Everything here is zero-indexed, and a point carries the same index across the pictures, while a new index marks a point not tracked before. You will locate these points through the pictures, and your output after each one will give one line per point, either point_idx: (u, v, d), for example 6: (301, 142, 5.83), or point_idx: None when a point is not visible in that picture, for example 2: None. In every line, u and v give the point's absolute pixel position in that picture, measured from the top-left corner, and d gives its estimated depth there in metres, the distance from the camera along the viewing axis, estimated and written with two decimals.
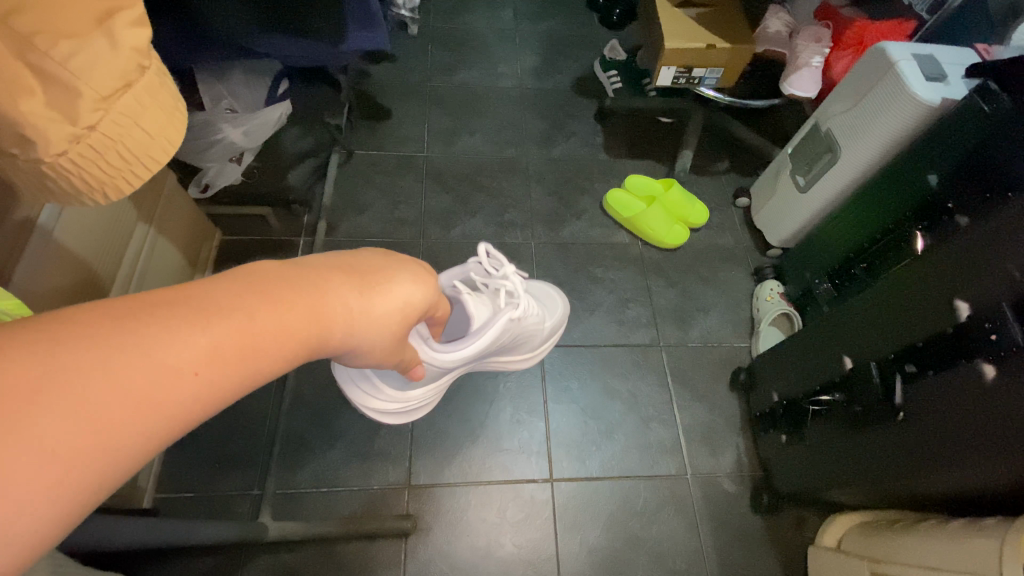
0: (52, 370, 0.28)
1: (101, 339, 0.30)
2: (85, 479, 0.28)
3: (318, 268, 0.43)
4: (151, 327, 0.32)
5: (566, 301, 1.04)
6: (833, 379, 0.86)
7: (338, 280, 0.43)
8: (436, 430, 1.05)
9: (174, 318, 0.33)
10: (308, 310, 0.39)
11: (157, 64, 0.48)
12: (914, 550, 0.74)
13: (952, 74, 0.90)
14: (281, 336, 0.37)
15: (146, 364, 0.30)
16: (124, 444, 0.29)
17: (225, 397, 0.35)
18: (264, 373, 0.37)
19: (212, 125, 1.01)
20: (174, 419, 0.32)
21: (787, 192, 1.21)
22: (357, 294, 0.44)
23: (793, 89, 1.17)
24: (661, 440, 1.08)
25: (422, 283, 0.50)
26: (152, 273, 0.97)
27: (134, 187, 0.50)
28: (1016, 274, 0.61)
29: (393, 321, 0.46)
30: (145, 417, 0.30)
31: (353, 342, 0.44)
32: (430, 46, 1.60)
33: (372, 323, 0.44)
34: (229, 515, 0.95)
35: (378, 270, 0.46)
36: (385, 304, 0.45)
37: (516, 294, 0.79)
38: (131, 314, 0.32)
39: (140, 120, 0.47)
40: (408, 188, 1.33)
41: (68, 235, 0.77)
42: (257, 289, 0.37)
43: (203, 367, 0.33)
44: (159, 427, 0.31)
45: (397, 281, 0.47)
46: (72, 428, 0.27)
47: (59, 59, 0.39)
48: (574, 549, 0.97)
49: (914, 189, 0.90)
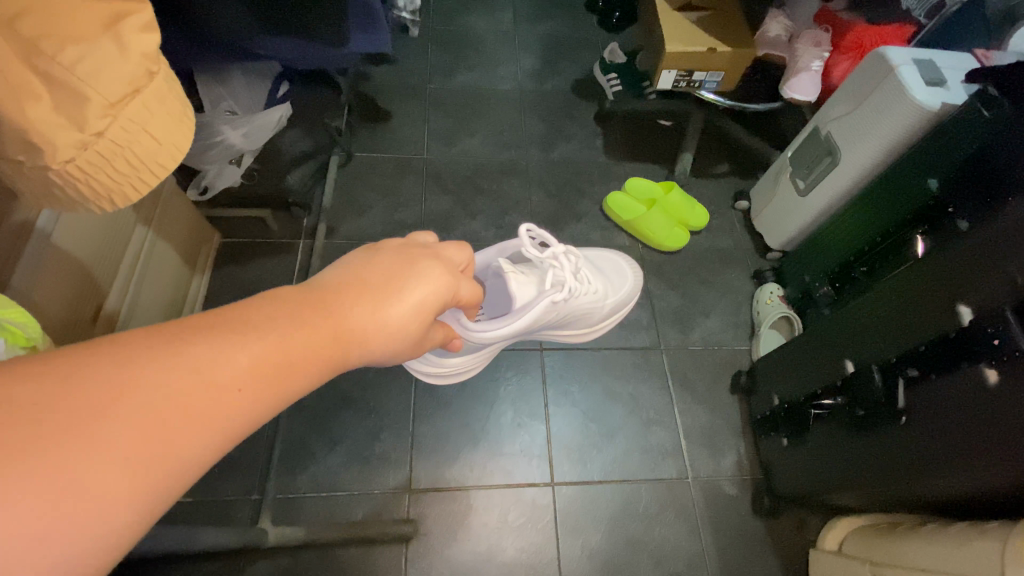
0: (130, 384, 0.30)
1: (169, 352, 0.32)
2: (151, 493, 0.29)
3: (350, 280, 0.45)
4: (212, 340, 0.34)
5: (635, 279, 1.03)
6: (833, 383, 0.86)
7: (363, 289, 0.44)
8: (437, 434, 1.04)
9: (230, 332, 0.35)
10: (341, 322, 0.41)
11: (167, 70, 0.47)
12: (916, 554, 0.74)
13: (951, 78, 0.90)
14: (319, 349, 0.39)
15: (210, 374, 0.33)
16: (196, 448, 0.31)
17: (270, 412, 0.36)
18: (305, 388, 0.39)
19: (211, 126, 1.00)
20: (237, 424, 0.34)
21: (786, 196, 1.21)
22: (385, 300, 0.45)
23: (793, 93, 1.17)
24: (662, 443, 1.08)
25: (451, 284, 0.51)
26: (149, 277, 0.97)
27: (140, 194, 0.49)
28: (1017, 279, 0.61)
29: (416, 326, 0.47)
30: (211, 424, 0.32)
31: (376, 353, 0.45)
32: (430, 48, 1.60)
33: (396, 331, 0.45)
34: (227, 520, 0.94)
35: (400, 273, 0.47)
36: (410, 307, 0.46)
37: (563, 278, 0.79)
38: (194, 328, 0.34)
39: (149, 126, 0.46)
40: (407, 190, 1.33)
41: (66, 239, 0.76)
42: (293, 305, 0.39)
43: (251, 382, 0.34)
44: (224, 432, 0.33)
45: (418, 287, 0.47)
46: (138, 443, 0.29)
47: (66, 65, 0.38)
48: (575, 554, 0.97)
49: (912, 193, 0.90)
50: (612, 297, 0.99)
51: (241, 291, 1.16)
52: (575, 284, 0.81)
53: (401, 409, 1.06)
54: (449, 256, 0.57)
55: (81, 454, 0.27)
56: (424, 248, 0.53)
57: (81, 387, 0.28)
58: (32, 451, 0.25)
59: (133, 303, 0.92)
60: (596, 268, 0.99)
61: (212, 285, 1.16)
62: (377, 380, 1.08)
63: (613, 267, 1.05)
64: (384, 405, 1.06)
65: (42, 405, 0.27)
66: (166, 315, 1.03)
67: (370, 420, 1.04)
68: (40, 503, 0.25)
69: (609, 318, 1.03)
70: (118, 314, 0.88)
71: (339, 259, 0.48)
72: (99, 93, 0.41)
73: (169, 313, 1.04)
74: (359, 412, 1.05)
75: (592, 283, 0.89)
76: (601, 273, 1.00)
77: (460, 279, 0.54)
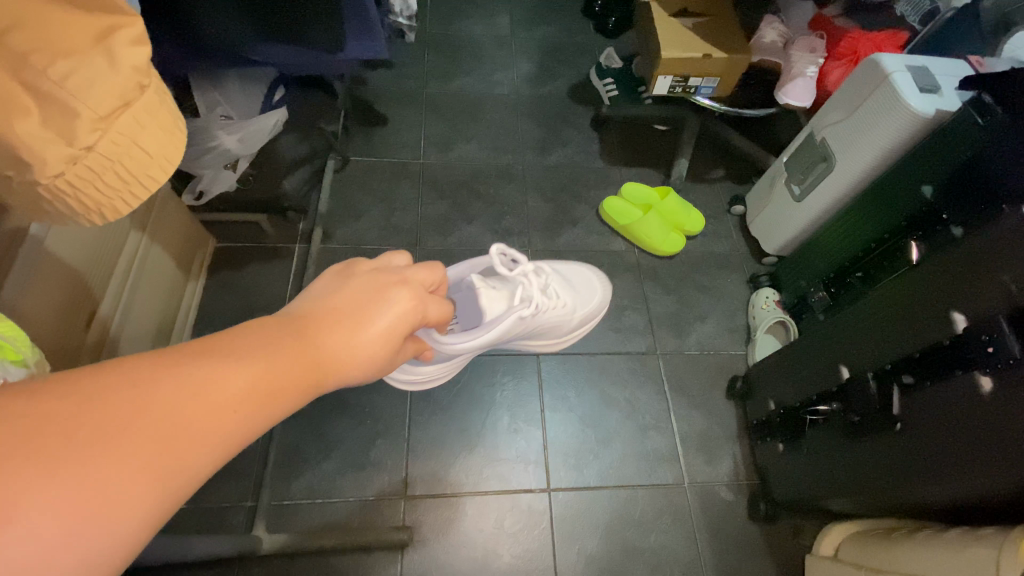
0: (138, 403, 0.32)
1: (171, 375, 0.35)
2: (151, 509, 0.31)
3: (330, 308, 0.49)
4: (210, 363, 0.37)
5: (603, 293, 1.05)
6: (829, 389, 0.86)
7: (337, 318, 0.48)
8: (433, 439, 1.04)
9: (224, 356, 0.38)
10: (320, 349, 0.45)
11: (158, 81, 0.46)
12: (912, 561, 0.74)
13: (945, 85, 0.91)
14: (301, 374, 0.42)
15: (209, 394, 0.36)
16: (196, 462, 0.34)
17: (256, 433, 0.39)
18: (287, 411, 0.42)
19: (207, 131, 1.01)
20: (232, 441, 0.37)
21: (782, 201, 1.21)
22: (358, 327, 0.49)
23: (788, 98, 1.16)
24: (658, 449, 1.08)
25: (422, 308, 0.56)
26: (143, 283, 0.96)
27: (131, 207, 0.49)
28: (1011, 287, 0.61)
29: (386, 350, 0.51)
30: (211, 439, 0.35)
31: (348, 378, 0.48)
32: (426, 52, 1.60)
33: (367, 356, 0.49)
34: (222, 528, 0.93)
35: (373, 301, 0.52)
36: (380, 332, 0.50)
37: (530, 294, 0.80)
38: (191, 353, 0.37)
39: (139, 139, 0.46)
40: (404, 195, 1.33)
41: (59, 245, 0.76)
42: (279, 333, 0.43)
43: (243, 404, 0.37)
44: (221, 448, 0.36)
45: (390, 309, 0.52)
46: (144, 461, 0.31)
47: (56, 78, 0.38)
48: (572, 560, 0.97)
49: (907, 200, 0.91)
50: (582, 309, 1.00)
51: (237, 296, 1.15)
52: (542, 301, 0.82)
53: (397, 415, 1.05)
54: (420, 277, 0.59)
55: (94, 471, 0.29)
56: (393, 274, 0.57)
57: (94, 409, 0.31)
58: (52, 468, 0.28)
59: (127, 309, 0.92)
60: (568, 281, 0.99)
61: (207, 291, 1.15)
62: (372, 386, 1.07)
63: (585, 281, 1.04)
64: (379, 411, 1.05)
65: (61, 426, 0.29)
66: (160, 322, 1.02)
67: (366, 426, 1.04)
68: (57, 517, 0.27)
69: (579, 329, 1.04)
70: (111, 320, 0.88)
71: (307, 289, 0.53)
72: (88, 108, 0.40)
73: (163, 320, 1.03)
74: (354, 418, 1.04)
75: (561, 297, 0.91)
76: (573, 285, 1.00)
77: (431, 302, 0.58)
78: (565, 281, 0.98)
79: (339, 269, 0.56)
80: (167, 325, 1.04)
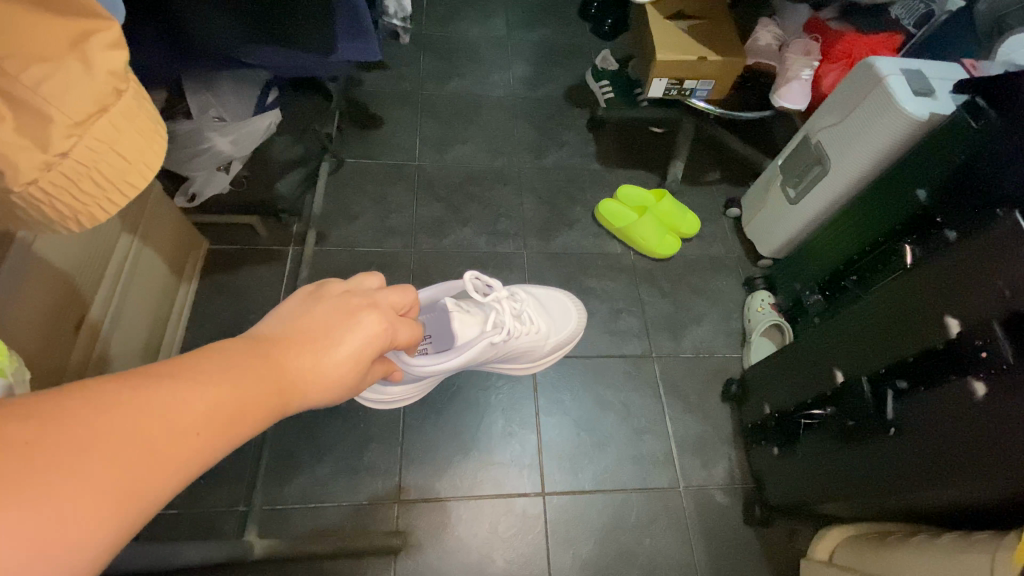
0: (103, 424, 0.32)
1: (137, 396, 0.35)
2: (107, 534, 0.30)
3: (297, 332, 0.49)
4: (177, 385, 0.37)
5: (581, 317, 1.06)
6: (825, 393, 0.86)
7: (301, 343, 0.48)
8: (427, 443, 1.03)
9: (192, 377, 0.38)
10: (282, 372, 0.45)
11: (137, 86, 0.46)
12: (907, 565, 0.74)
13: (939, 88, 0.91)
14: (264, 396, 0.42)
15: (175, 415, 0.36)
16: (162, 481, 0.34)
17: (217, 458, 0.39)
18: (249, 434, 0.41)
19: (200, 133, 1.00)
20: (199, 460, 0.37)
21: (777, 204, 1.21)
22: (322, 351, 0.49)
23: (782, 102, 1.18)
24: (653, 452, 1.07)
25: (388, 328, 0.57)
26: (135, 285, 0.95)
27: (110, 215, 0.48)
28: (1005, 292, 0.61)
29: (352, 372, 0.51)
30: (177, 459, 0.35)
31: (311, 401, 0.48)
32: (422, 54, 1.59)
33: (333, 378, 0.49)
34: (213, 533, 0.92)
35: (339, 324, 0.52)
36: (346, 355, 0.51)
37: (503, 321, 0.83)
38: (157, 374, 0.37)
39: (116, 145, 0.45)
40: (399, 197, 1.32)
41: (49, 248, 0.75)
42: (244, 357, 0.43)
43: (206, 427, 0.37)
44: (187, 468, 0.36)
45: (358, 331, 0.53)
46: (105, 483, 0.31)
47: (30, 84, 0.38)
48: (566, 565, 0.96)
49: (901, 203, 0.91)
50: (560, 335, 1.01)
51: (230, 299, 1.15)
52: (514, 327, 0.85)
53: (390, 418, 1.05)
54: (387, 299, 0.60)
55: (53, 493, 0.28)
56: (363, 297, 0.57)
57: (60, 429, 0.30)
58: (8, 489, 0.27)
59: (119, 311, 0.91)
60: (543, 306, 1.02)
61: (199, 293, 1.14)
62: None
63: (561, 304, 1.05)
64: (373, 415, 1.05)
65: (25, 446, 0.28)
66: (152, 325, 1.01)
67: (359, 430, 1.03)
68: (15, 541, 0.26)
69: (555, 355, 1.06)
70: (102, 324, 0.87)
71: (276, 309, 0.53)
72: (62, 113, 0.40)
73: (156, 323, 1.02)
74: (347, 422, 1.04)
75: (535, 320, 0.94)
76: (548, 310, 1.02)
77: (398, 327, 0.59)
78: (540, 305, 1.00)
79: (309, 290, 0.56)
80: (160, 329, 1.03)
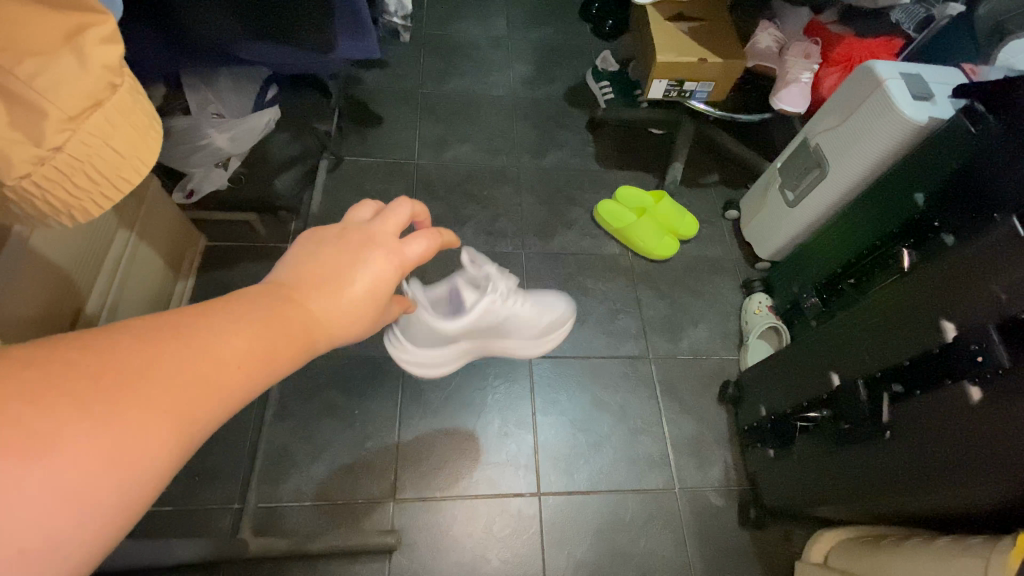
0: (127, 364, 0.29)
1: (160, 336, 0.32)
2: (150, 470, 0.29)
3: (317, 267, 0.43)
4: (199, 325, 0.34)
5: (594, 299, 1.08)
6: (820, 396, 0.85)
7: (316, 282, 0.41)
8: (423, 441, 1.03)
9: (212, 318, 0.35)
10: (308, 313, 0.40)
11: (132, 81, 0.45)
12: (900, 566, 0.74)
13: (938, 93, 0.91)
14: (293, 336, 0.38)
15: (204, 354, 0.33)
16: (199, 416, 0.32)
17: (254, 395, 0.36)
18: (284, 373, 0.38)
19: (198, 129, 1.00)
20: (235, 397, 0.34)
21: (775, 206, 1.21)
22: (339, 288, 0.42)
23: (782, 104, 1.17)
24: (648, 453, 1.07)
25: (416, 257, 0.48)
26: (131, 281, 0.95)
27: (102, 209, 0.48)
28: (1003, 296, 0.62)
29: (374, 310, 0.44)
30: (214, 394, 0.33)
31: (344, 339, 0.43)
32: (422, 53, 1.59)
33: (356, 317, 0.43)
34: (208, 530, 0.92)
35: (347, 261, 0.43)
36: (364, 291, 0.43)
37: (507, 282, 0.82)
38: (177, 315, 0.34)
39: (111, 140, 0.44)
40: (397, 195, 1.32)
41: (45, 243, 0.75)
42: (264, 297, 0.39)
43: (236, 364, 0.34)
44: (224, 403, 0.33)
45: (378, 260, 0.44)
46: (138, 423, 0.29)
47: (23, 78, 0.37)
48: (561, 565, 0.96)
49: (899, 207, 0.91)
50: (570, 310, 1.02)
51: (227, 297, 1.14)
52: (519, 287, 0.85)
53: (386, 417, 1.05)
54: (389, 226, 0.48)
55: (94, 427, 0.27)
56: (362, 228, 0.46)
57: (82, 372, 0.28)
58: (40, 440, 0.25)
59: (115, 308, 0.90)
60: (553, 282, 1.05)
61: (196, 290, 1.14)
62: (363, 388, 1.07)
63: None
64: (369, 413, 1.05)
65: (58, 384, 0.27)
66: None
67: (355, 428, 1.03)
68: (53, 486, 0.25)
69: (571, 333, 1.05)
70: (98, 319, 0.86)
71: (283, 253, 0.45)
72: (56, 107, 0.40)
73: None
74: (343, 420, 1.04)
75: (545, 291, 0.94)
76: None
77: (406, 251, 0.46)
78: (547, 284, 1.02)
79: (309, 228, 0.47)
80: None
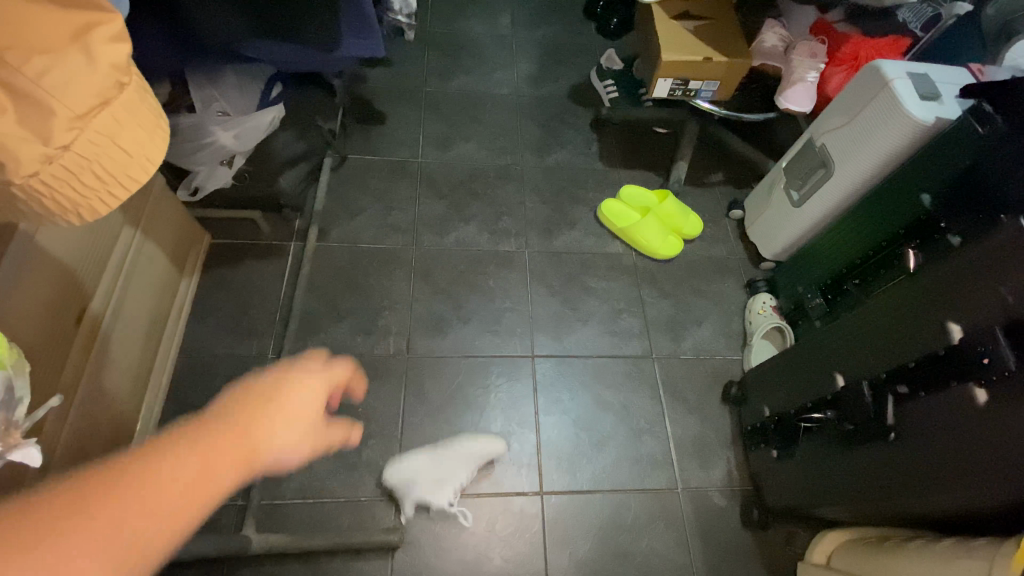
0: (44, 521, 0.28)
1: (80, 488, 0.30)
2: None
3: (248, 391, 0.41)
4: (123, 467, 0.32)
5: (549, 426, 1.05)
6: (824, 397, 0.85)
7: (251, 407, 0.40)
8: (426, 440, 1.03)
9: (137, 456, 0.33)
10: (245, 436, 0.38)
11: (140, 79, 0.46)
12: (904, 568, 0.74)
13: (945, 93, 0.91)
14: (229, 465, 0.36)
15: (130, 498, 0.31)
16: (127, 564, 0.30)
17: (189, 534, 0.34)
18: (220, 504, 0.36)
19: (203, 127, 1.00)
20: (168, 539, 0.32)
21: (781, 206, 1.21)
22: (273, 412, 0.41)
23: (788, 103, 1.16)
24: (651, 453, 1.07)
25: (341, 374, 0.48)
26: (136, 278, 0.96)
27: (108, 207, 0.48)
28: (1009, 298, 0.61)
29: (314, 430, 0.43)
30: (145, 540, 0.31)
31: (287, 461, 0.40)
32: (427, 51, 1.59)
33: (295, 438, 0.41)
34: (212, 526, 0.93)
35: (276, 388, 0.42)
36: (295, 414, 0.42)
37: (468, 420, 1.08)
38: (99, 466, 0.32)
39: (119, 139, 0.45)
40: (401, 194, 1.32)
41: (51, 241, 0.75)
42: (194, 425, 0.37)
43: (168, 506, 0.33)
44: (154, 548, 0.32)
45: (304, 382, 0.44)
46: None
47: (32, 76, 0.37)
48: (563, 564, 0.96)
49: (905, 207, 0.91)
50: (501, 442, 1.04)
51: (231, 294, 1.15)
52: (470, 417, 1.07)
53: (389, 415, 1.05)
54: (316, 369, 0.46)
55: None
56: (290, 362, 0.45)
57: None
58: None
59: (120, 305, 0.91)
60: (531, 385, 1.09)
61: (201, 288, 1.15)
62: (366, 386, 1.07)
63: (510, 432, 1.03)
64: (373, 411, 1.05)
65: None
66: (154, 319, 1.01)
67: (359, 426, 1.03)
68: None
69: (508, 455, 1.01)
70: (103, 316, 0.87)
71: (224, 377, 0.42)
72: (64, 105, 0.40)
73: (157, 316, 1.02)
74: (346, 418, 1.04)
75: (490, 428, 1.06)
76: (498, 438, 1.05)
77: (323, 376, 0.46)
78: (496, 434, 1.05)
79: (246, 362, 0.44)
80: (161, 323, 1.04)
